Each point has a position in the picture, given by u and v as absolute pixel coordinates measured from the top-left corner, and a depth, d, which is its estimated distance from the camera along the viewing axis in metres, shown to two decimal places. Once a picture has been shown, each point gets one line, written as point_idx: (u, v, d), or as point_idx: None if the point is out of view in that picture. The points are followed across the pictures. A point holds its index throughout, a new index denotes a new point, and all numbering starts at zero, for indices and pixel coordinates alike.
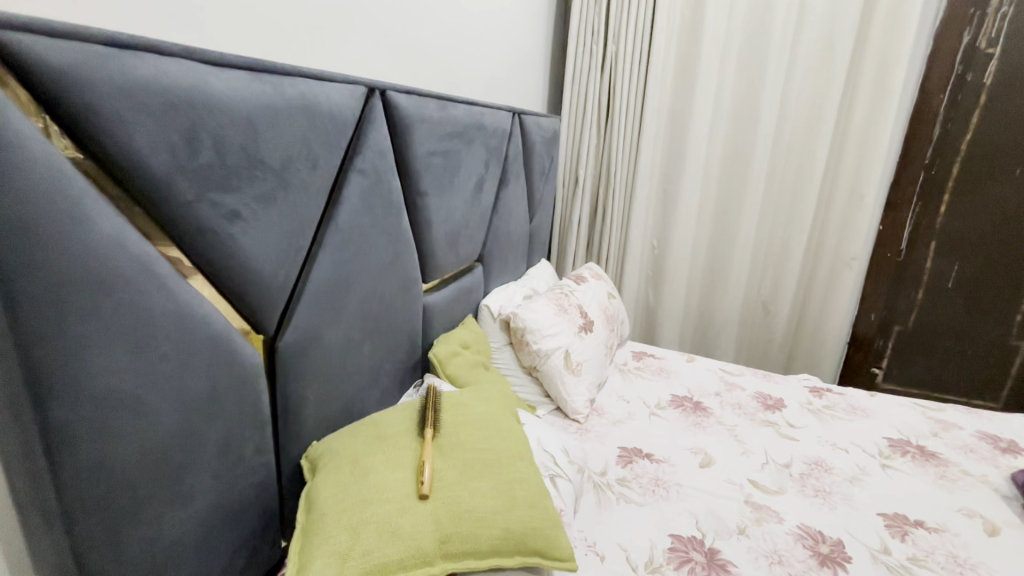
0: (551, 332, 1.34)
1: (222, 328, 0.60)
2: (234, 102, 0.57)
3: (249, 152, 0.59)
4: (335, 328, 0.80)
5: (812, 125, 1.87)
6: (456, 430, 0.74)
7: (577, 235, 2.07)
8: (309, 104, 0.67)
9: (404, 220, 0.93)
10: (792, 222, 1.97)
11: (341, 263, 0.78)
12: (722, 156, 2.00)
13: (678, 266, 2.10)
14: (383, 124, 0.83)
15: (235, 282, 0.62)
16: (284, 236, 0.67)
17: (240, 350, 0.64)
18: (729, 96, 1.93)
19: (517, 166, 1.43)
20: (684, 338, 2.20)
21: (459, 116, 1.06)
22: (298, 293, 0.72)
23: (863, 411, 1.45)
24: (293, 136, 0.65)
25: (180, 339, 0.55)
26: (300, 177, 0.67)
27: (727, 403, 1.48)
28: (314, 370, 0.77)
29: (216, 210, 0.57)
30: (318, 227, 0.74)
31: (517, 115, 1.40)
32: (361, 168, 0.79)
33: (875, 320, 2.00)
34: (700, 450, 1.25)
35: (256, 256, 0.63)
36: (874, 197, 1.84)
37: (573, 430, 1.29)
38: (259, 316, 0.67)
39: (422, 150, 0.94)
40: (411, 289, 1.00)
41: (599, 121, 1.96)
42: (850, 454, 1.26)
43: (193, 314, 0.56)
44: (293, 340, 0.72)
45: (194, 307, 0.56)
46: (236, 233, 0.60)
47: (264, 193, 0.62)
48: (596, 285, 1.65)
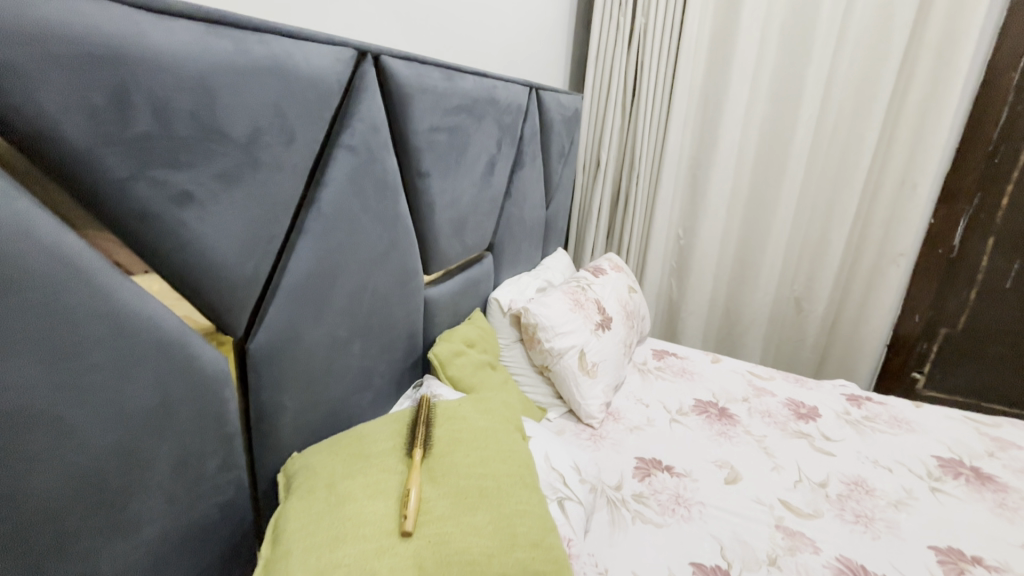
0: (566, 329, 1.23)
1: (176, 329, 0.51)
2: (183, 61, 0.46)
3: (203, 121, 0.49)
4: (318, 327, 0.71)
5: (862, 106, 1.71)
6: (451, 450, 0.64)
7: (597, 223, 1.95)
8: (283, 66, 0.56)
9: (401, 204, 0.83)
10: (833, 212, 1.81)
11: (324, 254, 0.68)
12: (758, 139, 1.85)
13: (704, 258, 1.96)
14: (377, 95, 0.73)
15: (192, 276, 0.52)
16: (252, 223, 0.57)
17: (201, 355, 0.55)
18: (770, 73, 1.77)
19: (533, 148, 1.31)
20: (708, 334, 2.08)
21: (468, 88, 0.94)
22: (273, 287, 0.63)
23: (907, 424, 1.32)
24: (262, 104, 0.55)
25: (115, 346, 0.46)
26: (272, 154, 0.57)
27: (755, 410, 1.36)
28: (294, 374, 0.69)
29: (161, 191, 0.47)
30: (297, 212, 0.64)
31: (535, 90, 1.28)
32: (349, 145, 0.69)
33: (921, 322, 1.84)
34: (726, 464, 1.14)
35: (216, 246, 0.54)
36: (929, 186, 1.67)
37: (586, 437, 1.19)
38: (224, 316, 0.57)
39: (424, 126, 0.83)
40: (410, 282, 0.91)
41: (625, 100, 1.82)
42: (894, 474, 1.13)
43: (135, 315, 0.47)
44: (267, 341, 0.63)
45: (137, 306, 0.47)
46: (189, 219, 0.50)
47: (225, 172, 0.52)
48: (616, 278, 1.54)
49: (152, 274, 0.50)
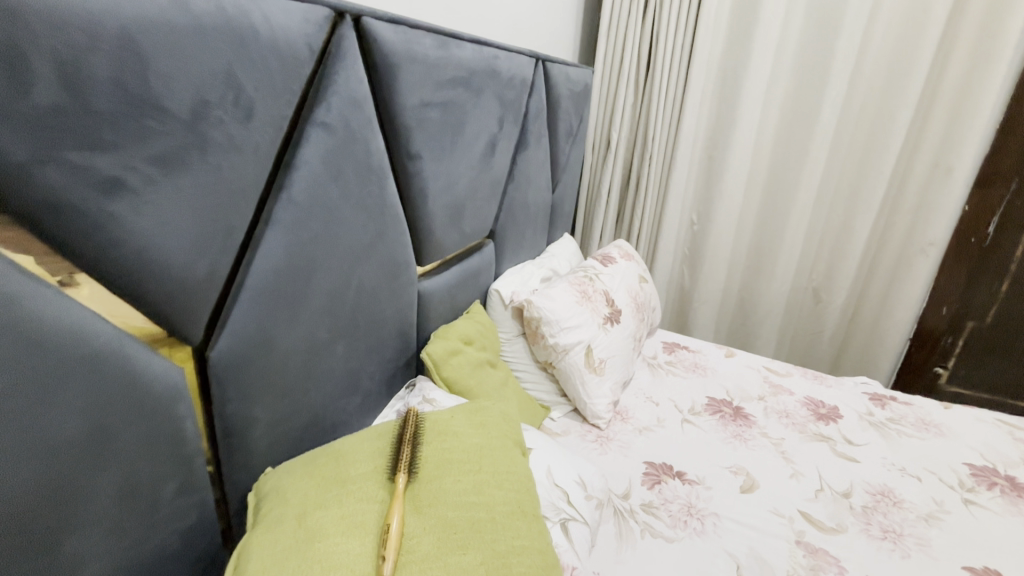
0: (572, 324, 1.15)
1: (110, 341, 0.43)
2: (97, 16, 0.38)
3: (130, 91, 0.40)
4: (293, 330, 0.63)
5: (895, 83, 1.58)
6: (440, 474, 0.57)
7: (605, 207, 1.85)
8: (234, 25, 0.47)
9: (388, 190, 0.74)
10: (857, 198, 1.70)
11: (297, 248, 0.60)
12: (780, 118, 1.73)
13: (719, 245, 1.86)
14: (358, 64, 0.63)
15: (130, 279, 0.44)
16: (204, 215, 0.48)
17: (145, 369, 0.47)
18: (795, 47, 1.64)
19: (539, 126, 1.21)
20: (720, 325, 1.99)
21: (465, 58, 0.84)
22: (235, 287, 0.54)
23: (935, 427, 1.24)
24: (210, 73, 0.46)
25: (27, 367, 0.38)
26: (225, 132, 0.48)
27: (772, 410, 1.27)
28: (265, 384, 0.61)
29: (79, 178, 0.39)
30: (264, 199, 0.56)
31: (541, 62, 1.17)
32: (324, 122, 0.60)
33: (947, 314, 1.74)
34: (741, 470, 1.06)
35: (159, 242, 0.45)
36: (965, 170, 1.55)
37: (592, 439, 1.12)
38: (175, 322, 0.49)
39: (414, 101, 0.74)
40: (401, 275, 0.82)
41: (638, 75, 1.70)
42: (923, 484, 1.05)
43: (52, 326, 0.39)
44: (231, 349, 0.55)
45: (55, 315, 0.39)
46: (120, 211, 0.42)
47: (166, 154, 0.44)
48: (626, 267, 1.44)
49: (81, 275, 0.42)
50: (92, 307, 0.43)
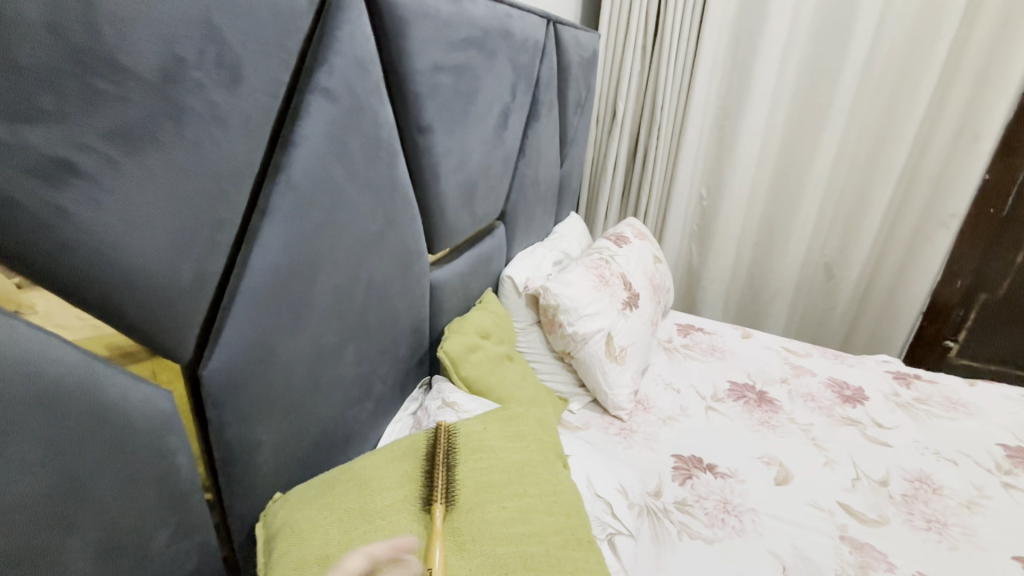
0: (591, 311, 1.07)
1: (69, 366, 0.34)
2: None
3: (73, 43, 0.30)
4: (299, 338, 0.54)
5: (919, 45, 1.50)
6: (482, 501, 0.50)
7: (611, 182, 1.76)
8: None
9: (398, 170, 0.64)
10: (875, 168, 1.64)
11: (301, 240, 0.50)
12: (796, 85, 1.64)
13: (728, 221, 1.79)
14: (363, 19, 0.53)
15: (92, 287, 0.34)
16: (185, 206, 0.39)
17: (122, 398, 0.37)
18: (813, 7, 1.55)
19: (550, 96, 1.11)
20: (729, 303, 1.93)
21: (478, 15, 0.74)
22: (230, 292, 0.45)
23: (964, 407, 1.20)
24: (182, 21, 0.36)
25: None
26: (207, 101, 0.38)
27: (797, 394, 1.22)
28: (268, 401, 0.52)
29: (12, 162, 0.29)
30: (259, 184, 0.46)
31: (552, 23, 1.06)
32: (326, 89, 0.50)
33: (962, 287, 1.69)
34: (774, 460, 1.01)
35: (130, 242, 0.35)
36: (991, 138, 1.49)
37: (615, 432, 1.05)
38: (157, 338, 0.40)
39: (426, 64, 0.64)
40: (413, 266, 0.73)
41: (646, 40, 1.59)
42: (960, 468, 1.02)
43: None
44: (228, 366, 0.46)
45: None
46: (74, 205, 0.32)
47: (129, 127, 0.34)
48: (641, 247, 1.37)
49: (21, 280, 0.32)
50: (41, 321, 0.33)
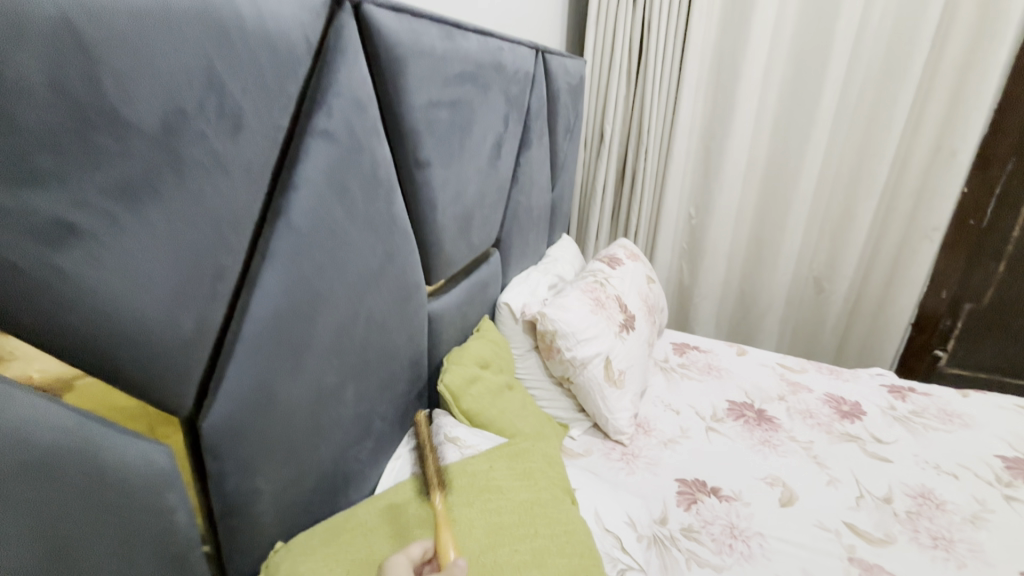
0: (589, 336, 1.07)
1: (66, 429, 0.32)
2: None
3: (77, 100, 0.30)
4: (299, 382, 0.52)
5: (894, 66, 1.55)
6: (494, 545, 0.51)
7: (601, 204, 1.78)
8: (212, 11, 0.36)
9: (396, 204, 0.64)
10: (858, 184, 1.67)
11: (301, 282, 0.49)
12: (779, 105, 1.68)
13: (717, 238, 1.81)
14: (360, 59, 0.53)
15: (91, 346, 0.33)
16: (186, 258, 0.38)
17: (121, 460, 0.36)
18: (791, 32, 1.60)
19: (540, 123, 1.12)
20: (721, 319, 1.94)
21: (472, 50, 0.75)
22: (230, 339, 0.44)
23: (959, 418, 1.21)
24: (185, 72, 0.35)
25: None
26: (209, 150, 0.38)
27: (796, 411, 1.22)
28: (269, 450, 0.50)
29: (14, 226, 0.28)
30: (259, 228, 0.45)
31: (541, 53, 1.08)
32: (325, 130, 0.49)
33: (948, 297, 1.72)
34: (777, 480, 1.01)
35: (129, 298, 0.34)
36: (969, 152, 1.53)
37: (617, 457, 1.04)
38: (157, 394, 0.39)
39: (422, 100, 0.64)
40: (412, 299, 0.72)
41: (631, 65, 1.63)
42: (961, 482, 1.02)
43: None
44: (229, 415, 0.45)
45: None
46: (71, 264, 0.31)
47: (130, 182, 0.33)
48: (634, 268, 1.37)
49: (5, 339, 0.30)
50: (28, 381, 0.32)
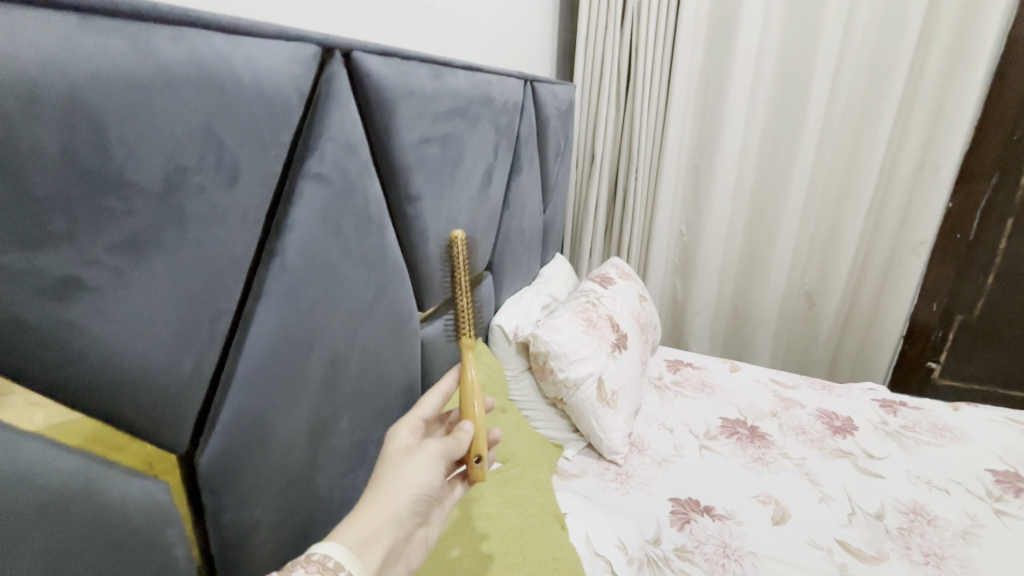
0: (581, 356, 1.08)
1: (71, 471, 0.33)
2: (38, 78, 0.30)
3: (83, 165, 0.32)
4: (295, 415, 0.54)
5: (875, 86, 1.59)
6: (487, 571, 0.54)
7: (594, 223, 1.81)
8: (211, 73, 0.39)
9: (389, 238, 0.66)
10: (845, 200, 1.71)
11: (295, 320, 0.51)
12: (765, 124, 1.72)
13: (709, 254, 1.84)
14: (351, 104, 0.56)
15: (95, 391, 0.35)
16: (185, 303, 0.40)
17: (122, 497, 0.37)
18: (774, 54, 1.64)
19: (530, 149, 1.15)
20: (715, 334, 1.96)
21: (460, 86, 0.78)
22: (226, 377, 0.46)
23: (950, 432, 1.23)
24: (186, 133, 0.38)
25: None
26: (207, 201, 0.40)
27: (788, 427, 1.24)
28: (266, 483, 0.52)
29: (24, 286, 0.30)
30: (254, 269, 0.47)
31: (529, 82, 1.11)
32: (318, 173, 0.52)
33: (938, 310, 1.74)
34: (770, 498, 1.01)
35: (131, 344, 0.36)
36: (951, 169, 1.56)
37: (611, 478, 1.05)
38: (154, 431, 0.40)
39: (412, 138, 0.67)
40: (407, 328, 0.74)
41: (620, 88, 1.67)
42: (952, 497, 1.03)
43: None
44: (225, 451, 0.46)
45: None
46: (78, 317, 0.33)
47: (134, 238, 0.35)
48: (626, 288, 1.39)
49: (13, 389, 0.31)
50: (29, 428, 0.32)
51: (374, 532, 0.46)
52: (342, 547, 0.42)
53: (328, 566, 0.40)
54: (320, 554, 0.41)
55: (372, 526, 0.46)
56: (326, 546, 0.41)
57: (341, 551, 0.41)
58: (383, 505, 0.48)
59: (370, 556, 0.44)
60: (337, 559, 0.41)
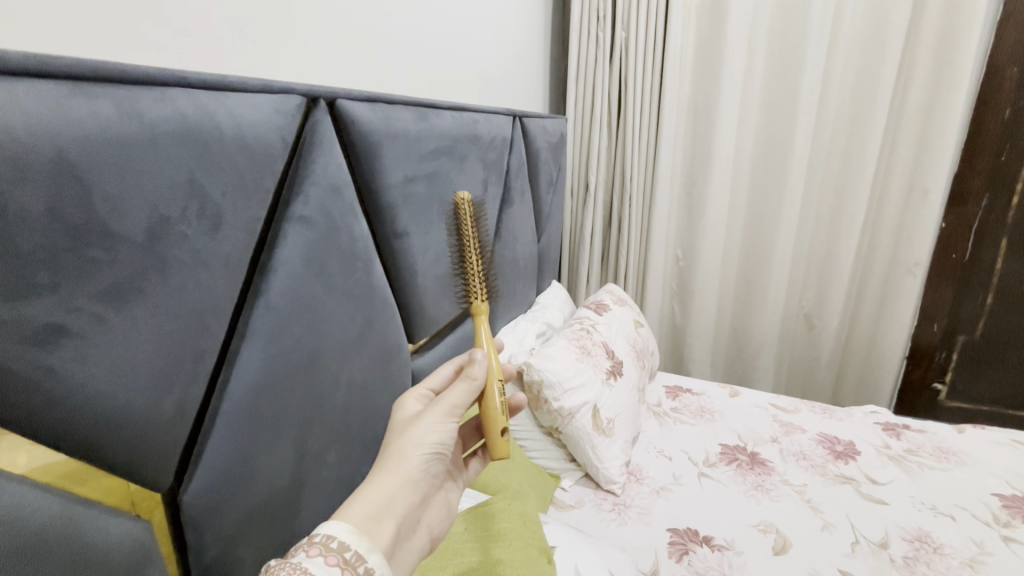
0: (575, 385, 1.08)
1: (50, 511, 0.34)
2: (28, 142, 0.32)
3: (69, 220, 0.34)
4: (280, 452, 0.54)
5: (860, 112, 1.62)
6: None
7: (590, 250, 1.83)
8: (195, 129, 0.42)
9: (375, 274, 0.68)
10: (838, 223, 1.72)
11: (280, 358, 0.53)
12: (754, 151, 1.75)
13: (706, 279, 1.85)
14: (335, 149, 0.59)
15: (78, 434, 0.36)
16: (168, 345, 0.41)
17: (99, 535, 0.37)
18: (759, 83, 1.69)
19: (521, 182, 1.18)
20: (716, 358, 1.96)
21: (446, 126, 0.81)
22: (210, 416, 0.47)
23: (955, 456, 1.20)
24: (169, 186, 0.40)
25: None
26: (190, 247, 0.42)
27: (789, 453, 1.22)
28: (249, 521, 0.52)
29: (8, 335, 0.32)
30: (238, 311, 0.49)
31: (517, 118, 1.15)
32: (302, 216, 0.54)
33: (939, 330, 1.73)
34: (771, 527, 1.00)
35: (114, 386, 0.38)
36: (940, 191, 1.58)
37: (609, 508, 1.04)
38: (135, 469, 0.41)
39: (397, 177, 0.69)
40: (396, 361, 0.75)
41: (610, 119, 1.72)
42: (958, 524, 1.01)
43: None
44: (208, 490, 0.47)
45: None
46: (62, 362, 0.35)
47: (118, 285, 0.37)
48: (621, 314, 1.40)
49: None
50: (15, 470, 0.33)
51: (386, 502, 0.50)
52: (346, 525, 0.45)
53: (332, 548, 0.43)
54: (323, 535, 0.44)
55: (383, 495, 0.50)
56: (331, 526, 0.44)
57: (344, 529, 0.44)
58: (396, 472, 0.52)
59: (384, 525, 0.48)
60: (341, 539, 0.44)
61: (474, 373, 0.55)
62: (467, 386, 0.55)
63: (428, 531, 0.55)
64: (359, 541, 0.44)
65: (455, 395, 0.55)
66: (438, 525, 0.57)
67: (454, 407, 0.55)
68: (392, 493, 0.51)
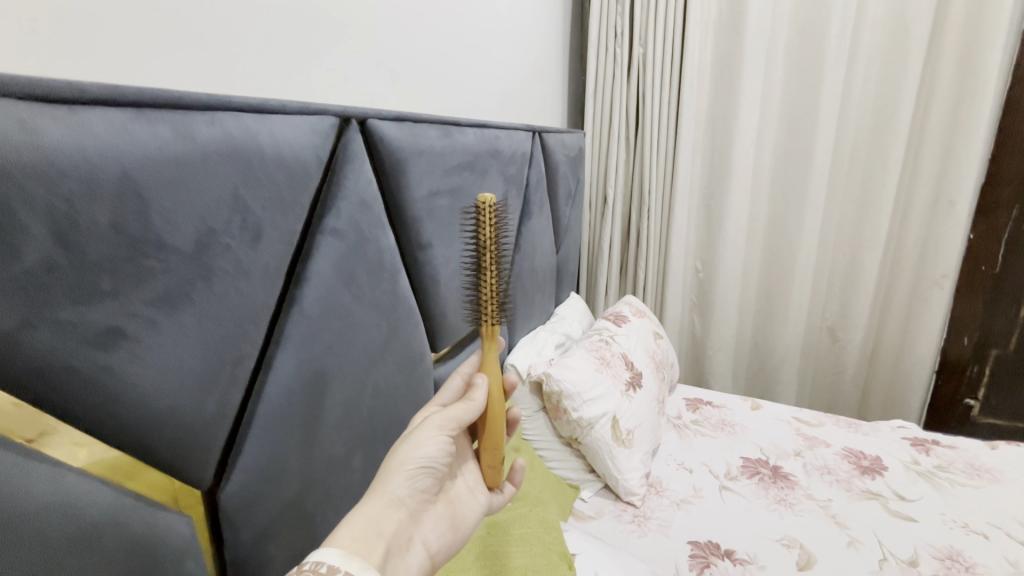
0: (594, 396, 1.09)
1: (104, 499, 0.37)
2: (97, 162, 0.36)
3: (129, 233, 0.37)
4: (309, 454, 0.57)
5: (881, 124, 1.61)
6: None
7: (609, 261, 1.83)
8: (240, 149, 0.45)
9: (401, 283, 0.71)
10: (860, 235, 1.70)
11: (313, 362, 0.56)
12: (773, 163, 1.75)
13: (726, 291, 1.84)
14: (366, 166, 0.62)
15: (131, 431, 0.39)
16: (211, 348, 0.44)
17: (147, 526, 0.40)
18: (778, 97, 1.69)
19: (540, 195, 1.20)
20: (738, 371, 1.94)
21: (467, 143, 0.84)
22: (247, 417, 0.49)
23: (989, 473, 1.17)
24: (215, 202, 0.43)
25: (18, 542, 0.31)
26: (232, 258, 0.45)
27: (813, 467, 1.20)
28: (280, 519, 0.54)
29: (72, 336, 0.35)
30: (276, 318, 0.52)
31: (536, 133, 1.18)
32: (334, 229, 0.58)
33: (970, 343, 1.68)
34: (794, 542, 0.98)
35: (163, 386, 0.40)
36: (967, 202, 1.55)
37: (628, 520, 1.04)
38: (179, 465, 0.44)
39: (421, 192, 0.72)
40: (419, 369, 0.77)
41: (628, 132, 1.73)
42: (992, 543, 0.98)
43: (21, 499, 0.32)
44: (243, 488, 0.49)
45: (32, 484, 0.32)
46: (120, 363, 0.37)
47: (168, 292, 0.40)
48: (640, 325, 1.40)
49: (61, 427, 0.36)
50: (74, 463, 0.36)
51: (372, 521, 0.51)
52: (335, 551, 0.45)
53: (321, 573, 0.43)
54: (313, 561, 0.44)
55: (369, 513, 0.51)
56: (320, 553, 0.44)
57: (333, 554, 0.45)
58: (381, 491, 0.53)
59: (373, 542, 0.49)
60: (329, 563, 0.44)
61: (475, 396, 0.57)
62: (467, 407, 0.57)
63: (426, 547, 0.55)
64: (349, 562, 0.45)
65: (453, 411, 0.57)
66: (436, 540, 0.56)
67: (445, 421, 0.56)
68: (379, 510, 0.52)
